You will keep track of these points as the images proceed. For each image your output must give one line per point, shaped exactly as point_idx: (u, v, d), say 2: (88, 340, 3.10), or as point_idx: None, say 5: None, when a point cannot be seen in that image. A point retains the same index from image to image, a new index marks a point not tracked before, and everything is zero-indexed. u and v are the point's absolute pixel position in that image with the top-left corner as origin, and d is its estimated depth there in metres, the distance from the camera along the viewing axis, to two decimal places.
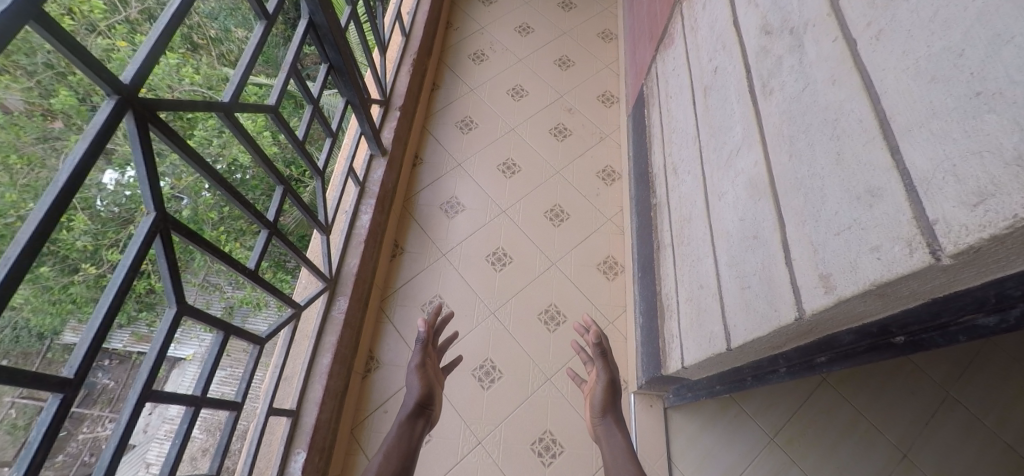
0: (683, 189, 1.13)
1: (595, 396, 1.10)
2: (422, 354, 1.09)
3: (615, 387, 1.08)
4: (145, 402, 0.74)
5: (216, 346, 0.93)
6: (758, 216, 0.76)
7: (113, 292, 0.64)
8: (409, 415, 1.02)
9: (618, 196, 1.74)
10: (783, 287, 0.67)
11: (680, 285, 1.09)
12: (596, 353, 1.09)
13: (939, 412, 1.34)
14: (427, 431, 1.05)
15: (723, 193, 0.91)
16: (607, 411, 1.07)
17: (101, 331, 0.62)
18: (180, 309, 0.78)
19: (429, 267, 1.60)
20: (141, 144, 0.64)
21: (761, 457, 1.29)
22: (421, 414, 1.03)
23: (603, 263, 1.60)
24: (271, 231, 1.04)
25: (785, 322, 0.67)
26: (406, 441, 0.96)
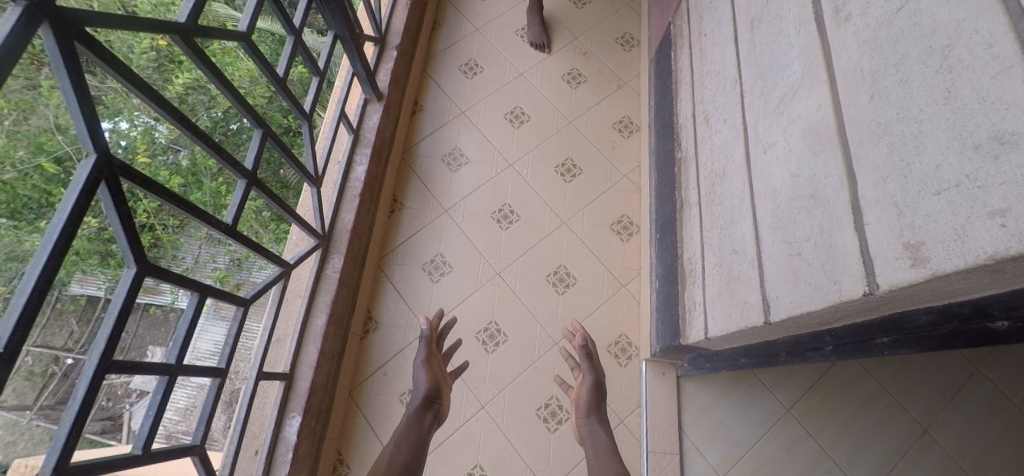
0: (716, 140, 1.00)
1: (580, 395, 1.02)
2: (428, 352, 1.03)
3: (602, 388, 1.01)
4: (105, 374, 0.65)
5: (192, 309, 0.84)
6: (820, 170, 0.64)
7: (48, 250, 0.54)
8: (419, 408, 0.97)
9: (635, 150, 1.60)
10: (851, 256, 0.56)
11: (708, 249, 0.98)
12: (582, 356, 1.01)
13: (964, 388, 1.27)
14: (438, 425, 1.00)
15: (770, 144, 0.78)
16: (591, 412, 1.01)
17: (35, 296, 0.52)
18: (140, 269, 0.69)
19: (431, 223, 1.50)
20: (65, 67, 0.53)
21: (776, 429, 1.23)
22: (429, 408, 0.98)
23: (617, 223, 1.49)
24: (250, 180, 0.93)
25: (850, 297, 0.56)
26: (416, 431, 0.93)
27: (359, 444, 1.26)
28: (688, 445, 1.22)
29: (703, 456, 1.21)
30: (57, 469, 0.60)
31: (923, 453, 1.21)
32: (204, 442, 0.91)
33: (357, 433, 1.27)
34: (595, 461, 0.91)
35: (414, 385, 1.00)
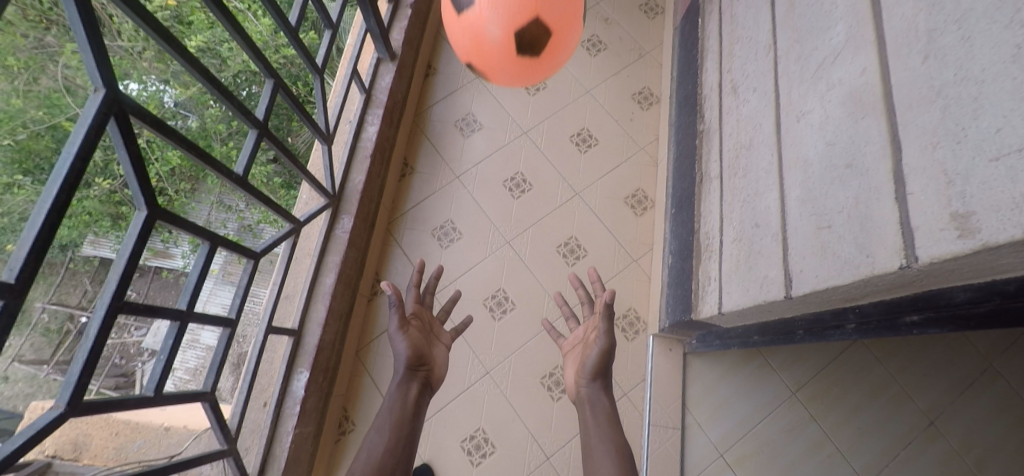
0: (744, 111, 0.96)
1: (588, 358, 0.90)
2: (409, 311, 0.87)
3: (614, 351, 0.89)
4: (117, 315, 0.65)
5: (203, 258, 0.83)
6: (860, 138, 0.61)
7: (59, 184, 0.52)
8: (403, 378, 0.84)
9: (654, 123, 1.55)
10: (888, 227, 0.54)
11: (727, 223, 0.95)
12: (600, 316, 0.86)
13: (975, 384, 1.25)
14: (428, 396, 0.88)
15: (804, 113, 0.74)
16: (597, 377, 0.90)
17: (47, 230, 0.51)
18: (151, 213, 0.67)
19: (441, 189, 1.47)
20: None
21: (782, 409, 1.22)
22: (415, 377, 0.85)
23: (631, 196, 1.46)
24: (261, 131, 0.90)
25: (882, 270, 0.54)
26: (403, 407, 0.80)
27: (363, 404, 1.27)
28: (691, 421, 1.22)
29: (705, 433, 1.21)
30: (73, 402, 0.61)
31: (928, 444, 1.20)
32: (214, 390, 0.92)
33: (362, 392, 1.28)
34: (594, 427, 0.84)
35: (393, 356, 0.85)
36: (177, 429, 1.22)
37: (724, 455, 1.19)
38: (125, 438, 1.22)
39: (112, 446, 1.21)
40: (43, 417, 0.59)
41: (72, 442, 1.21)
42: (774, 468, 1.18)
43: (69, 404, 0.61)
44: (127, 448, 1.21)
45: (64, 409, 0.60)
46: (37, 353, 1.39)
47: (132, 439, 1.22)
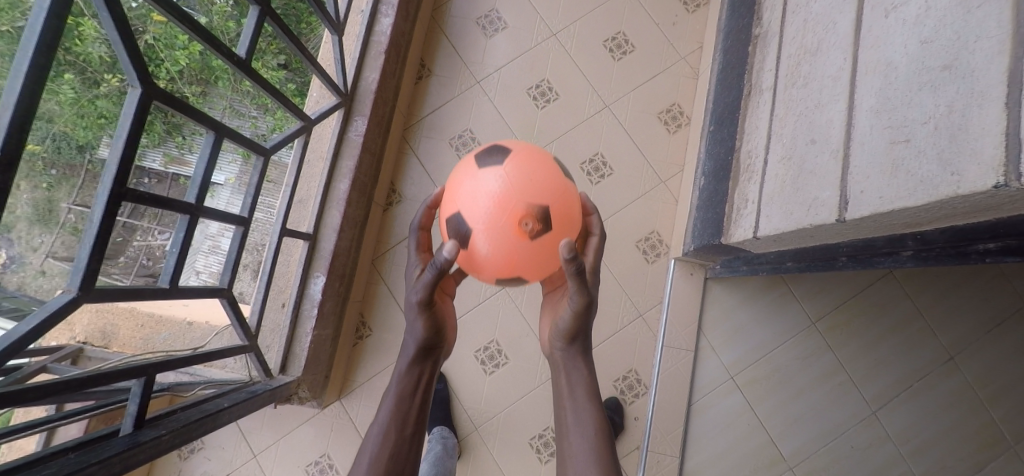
0: (815, 8, 0.83)
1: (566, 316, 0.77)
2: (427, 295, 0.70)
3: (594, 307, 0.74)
4: (121, 200, 0.62)
5: (210, 149, 0.78)
6: (967, 32, 0.51)
7: (35, 43, 0.47)
8: (415, 359, 0.77)
9: (699, 28, 1.39)
10: (986, 138, 0.46)
11: (776, 140, 0.87)
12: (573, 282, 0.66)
13: (1006, 322, 1.21)
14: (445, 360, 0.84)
15: (895, 5, 0.63)
16: (574, 339, 0.79)
17: (26, 97, 0.47)
18: (147, 91, 0.63)
19: (461, 95, 1.37)
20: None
21: (798, 338, 1.21)
22: (429, 358, 0.78)
23: (666, 112, 1.35)
24: (264, 9, 0.81)
25: (969, 190, 0.47)
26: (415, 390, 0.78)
27: (380, 311, 1.30)
28: (705, 344, 1.22)
29: (717, 356, 1.21)
30: (84, 288, 0.61)
31: (944, 377, 1.19)
32: (231, 287, 0.92)
33: (379, 300, 1.30)
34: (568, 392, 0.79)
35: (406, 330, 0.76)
36: (200, 323, 1.28)
37: (733, 378, 1.20)
38: (149, 330, 1.26)
39: (139, 337, 1.26)
40: (55, 302, 0.60)
41: (101, 331, 1.26)
42: (782, 392, 1.19)
43: (81, 290, 0.61)
44: (152, 339, 1.25)
45: (76, 294, 0.60)
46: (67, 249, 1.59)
47: (158, 331, 1.26)
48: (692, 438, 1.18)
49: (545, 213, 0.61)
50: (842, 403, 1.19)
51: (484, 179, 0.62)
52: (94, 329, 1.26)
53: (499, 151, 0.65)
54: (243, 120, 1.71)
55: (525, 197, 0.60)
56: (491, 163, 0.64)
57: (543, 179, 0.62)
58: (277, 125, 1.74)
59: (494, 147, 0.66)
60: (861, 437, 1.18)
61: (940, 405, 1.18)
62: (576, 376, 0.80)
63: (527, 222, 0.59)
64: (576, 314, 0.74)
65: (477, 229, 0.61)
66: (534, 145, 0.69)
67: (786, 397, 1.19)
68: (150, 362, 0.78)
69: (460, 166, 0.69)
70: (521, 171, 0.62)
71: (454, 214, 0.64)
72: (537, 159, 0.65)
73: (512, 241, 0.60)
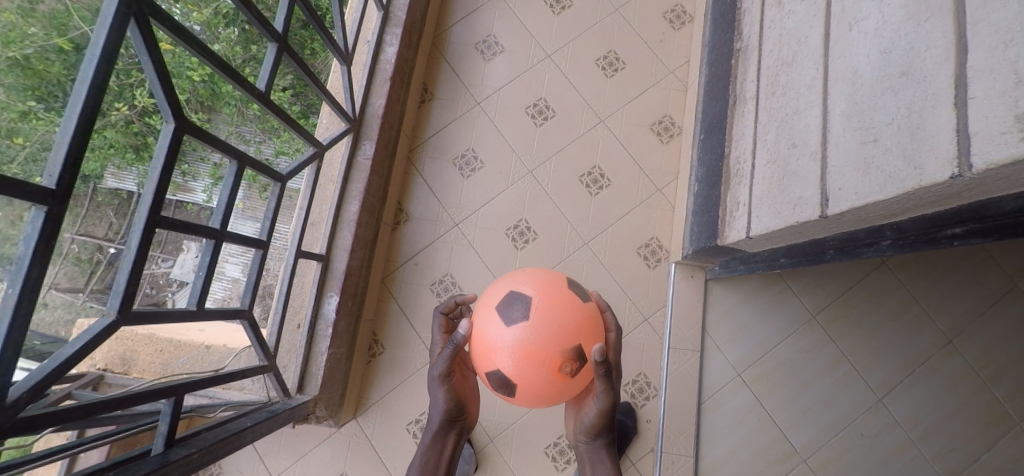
0: (788, 23, 0.90)
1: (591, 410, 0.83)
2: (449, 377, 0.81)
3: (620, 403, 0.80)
4: (155, 227, 0.68)
5: (232, 177, 0.84)
6: (920, 41, 0.57)
7: (87, 87, 0.53)
8: (438, 431, 0.88)
9: (686, 44, 1.46)
10: (939, 135, 0.51)
11: (761, 146, 0.92)
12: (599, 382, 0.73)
13: (999, 303, 1.26)
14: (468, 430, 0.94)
15: (857, 19, 0.69)
16: (598, 433, 0.86)
17: (80, 134, 0.52)
18: (179, 126, 0.68)
19: (462, 116, 1.44)
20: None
21: (798, 333, 1.25)
22: (449, 432, 0.89)
23: (658, 123, 1.41)
24: (281, 46, 0.88)
25: (930, 181, 0.52)
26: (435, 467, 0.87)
27: (392, 328, 1.34)
28: (709, 344, 1.26)
29: (723, 355, 1.25)
30: (122, 311, 0.66)
31: (943, 363, 1.23)
32: (252, 309, 0.97)
33: (390, 317, 1.34)
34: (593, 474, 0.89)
35: (431, 404, 0.87)
36: (217, 347, 1.31)
37: (740, 374, 1.24)
38: (169, 354, 1.30)
39: (159, 362, 1.30)
40: (97, 325, 0.64)
41: (121, 357, 1.30)
42: (788, 386, 1.23)
43: (119, 313, 0.66)
44: (172, 364, 1.29)
45: (115, 318, 0.66)
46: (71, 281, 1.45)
47: (175, 356, 1.30)
48: (703, 437, 1.21)
49: (578, 352, 0.65)
50: (847, 393, 1.22)
51: (510, 326, 0.65)
52: (113, 356, 1.30)
53: (520, 293, 0.67)
54: (250, 146, 1.81)
55: (558, 343, 0.63)
56: (516, 307, 0.66)
57: (571, 320, 0.65)
58: (282, 150, 1.85)
59: (513, 287, 0.69)
60: (870, 424, 1.20)
61: (944, 388, 1.21)
62: (600, 467, 0.88)
63: (565, 368, 0.64)
64: (598, 415, 0.81)
65: (515, 375, 0.65)
66: (548, 273, 0.71)
67: (792, 391, 1.22)
68: (178, 383, 0.83)
69: (482, 301, 0.72)
70: (547, 315, 0.65)
71: (487, 358, 0.67)
72: (560, 295, 0.68)
73: (551, 383, 0.65)
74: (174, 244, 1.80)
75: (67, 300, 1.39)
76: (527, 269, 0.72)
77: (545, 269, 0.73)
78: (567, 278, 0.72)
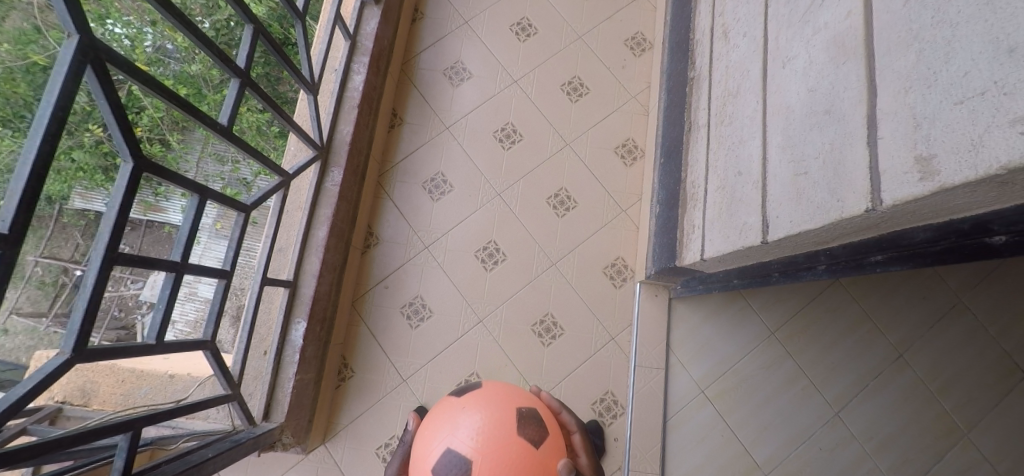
0: (733, 57, 0.95)
1: None
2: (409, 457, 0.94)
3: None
4: (111, 265, 0.67)
5: (194, 210, 0.84)
6: (839, 83, 0.61)
7: (41, 135, 0.53)
8: None
9: (646, 70, 1.52)
10: (856, 171, 0.56)
11: (712, 172, 0.97)
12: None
13: (945, 318, 1.32)
14: None
15: (790, 58, 0.75)
16: None
17: (33, 180, 0.53)
18: (137, 165, 0.68)
19: (431, 140, 1.46)
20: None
21: (759, 349, 1.29)
22: None
23: (622, 146, 1.46)
24: (244, 80, 0.90)
25: (850, 214, 0.56)
26: None
27: (362, 352, 1.33)
28: (673, 361, 1.29)
29: (687, 372, 1.28)
30: (77, 349, 0.65)
31: (895, 376, 1.28)
32: (214, 339, 0.95)
33: (360, 341, 1.34)
34: None
35: None
36: (181, 376, 1.28)
37: (704, 391, 1.27)
38: (130, 385, 1.26)
39: (120, 393, 1.25)
40: (50, 364, 0.63)
41: (80, 389, 1.24)
42: (749, 402, 1.26)
43: (74, 351, 0.65)
44: (134, 394, 1.25)
45: (69, 356, 0.64)
46: (34, 306, 1.33)
47: (138, 386, 1.26)
48: (669, 455, 1.23)
49: None
50: (807, 407, 1.26)
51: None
52: (73, 388, 1.23)
53: (466, 447, 0.73)
54: (226, 166, 1.77)
55: None
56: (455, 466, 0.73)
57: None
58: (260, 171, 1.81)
59: (453, 438, 0.75)
60: (828, 438, 1.24)
61: (896, 401, 1.26)
62: None
63: None
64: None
65: None
66: (499, 415, 0.77)
67: (753, 407, 1.26)
68: (136, 417, 0.81)
69: (426, 444, 0.78)
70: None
71: None
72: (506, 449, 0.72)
73: None
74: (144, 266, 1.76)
75: (29, 325, 1.31)
76: (473, 410, 0.77)
77: (496, 407, 0.78)
78: (519, 417, 0.77)
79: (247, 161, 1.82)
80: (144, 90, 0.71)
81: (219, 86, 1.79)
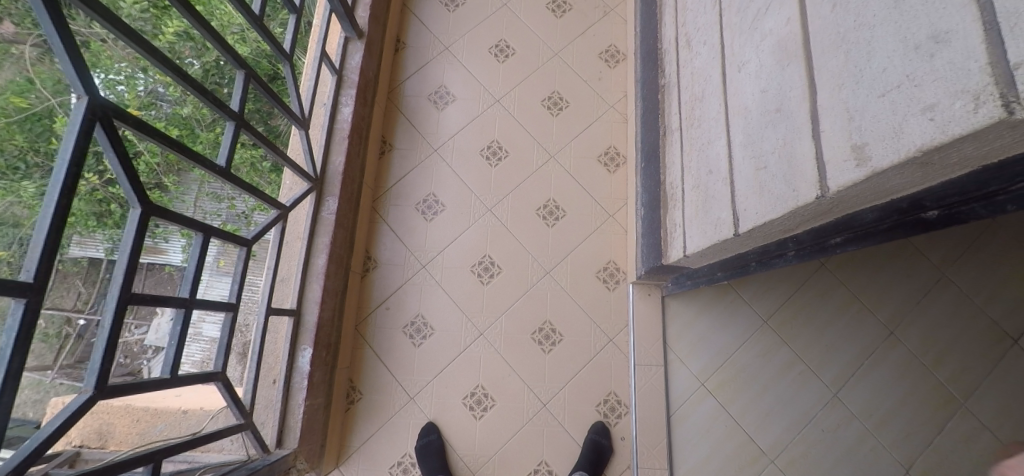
0: (697, 63, 1.01)
1: None
2: None
3: None
4: (127, 305, 0.72)
5: (199, 248, 0.89)
6: (786, 83, 0.67)
7: (59, 191, 0.59)
8: None
9: (621, 80, 1.59)
10: (805, 163, 0.61)
11: (687, 172, 1.02)
12: None
13: (931, 294, 1.36)
14: None
15: (744, 63, 0.81)
16: None
17: (54, 231, 0.58)
18: (146, 210, 0.73)
19: (421, 163, 1.52)
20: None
21: (753, 339, 1.33)
22: None
23: (604, 154, 1.52)
24: (239, 123, 0.95)
25: (804, 202, 0.61)
26: None
27: (369, 373, 1.36)
28: (671, 357, 1.32)
29: (685, 367, 1.32)
30: (98, 385, 0.69)
31: (887, 354, 1.32)
32: (225, 370, 0.99)
33: (366, 363, 1.37)
34: None
35: None
36: (194, 411, 1.30)
37: (703, 384, 1.30)
38: (146, 423, 1.28)
39: (136, 432, 1.28)
40: (75, 401, 0.67)
41: (98, 432, 1.27)
42: (749, 392, 1.29)
43: (96, 388, 0.69)
44: (150, 433, 1.27)
45: (92, 393, 0.69)
46: (41, 359, 1.60)
47: (153, 424, 1.28)
48: (674, 450, 1.26)
49: None
50: (805, 392, 1.29)
51: None
52: (90, 432, 1.27)
53: None
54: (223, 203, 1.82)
55: None
56: None
57: None
58: None
59: None
60: (828, 421, 1.27)
61: (891, 379, 1.30)
62: None
63: None
64: None
65: None
66: None
67: (753, 396, 1.29)
68: (156, 450, 0.85)
69: None
70: None
71: None
72: None
73: None
74: (146, 310, 1.78)
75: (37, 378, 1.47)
76: None
77: None
78: None
79: (243, 197, 1.87)
80: (148, 140, 0.76)
81: (212, 125, 1.86)
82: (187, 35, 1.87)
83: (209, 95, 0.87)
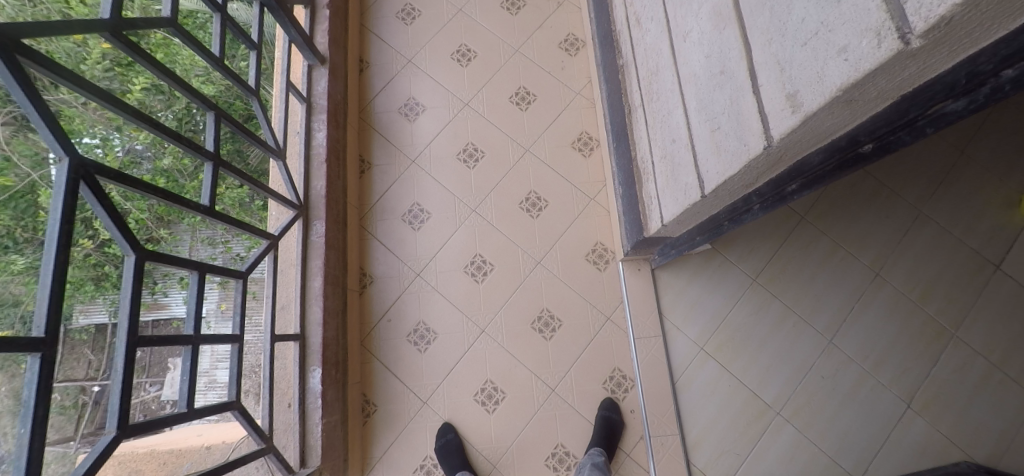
0: (647, 40, 1.05)
1: None
2: None
3: None
4: (136, 348, 0.75)
5: (196, 286, 0.92)
6: (725, 47, 0.70)
7: (55, 248, 0.62)
8: None
9: (584, 66, 1.62)
10: (751, 118, 0.64)
11: (653, 145, 1.05)
12: None
13: (911, 229, 1.40)
14: None
15: (688, 33, 0.84)
16: None
17: (57, 287, 0.61)
18: (139, 256, 0.76)
19: (401, 176, 1.55)
20: (6, 67, 0.58)
21: (746, 297, 1.37)
22: None
23: (578, 140, 1.55)
24: (216, 161, 0.98)
25: (754, 154, 0.64)
26: None
27: (380, 386, 1.39)
28: (669, 326, 1.36)
29: (685, 333, 1.35)
30: (121, 426, 0.72)
31: (876, 293, 1.35)
32: (239, 398, 1.02)
33: (376, 376, 1.40)
34: None
35: None
36: (217, 445, 1.34)
37: (704, 347, 1.34)
38: (172, 465, 1.31)
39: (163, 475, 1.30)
40: (100, 444, 0.70)
41: None
42: (749, 348, 1.33)
43: (119, 428, 0.72)
44: (177, 473, 1.30)
45: (116, 433, 0.71)
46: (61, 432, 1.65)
47: (179, 464, 1.32)
48: (684, 414, 1.30)
49: None
50: (803, 340, 1.33)
51: None
52: None
53: None
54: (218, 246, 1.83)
55: None
56: None
57: None
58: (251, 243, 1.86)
59: None
60: (828, 364, 1.31)
61: (884, 315, 1.34)
62: None
63: None
64: None
65: None
66: None
67: (753, 352, 1.33)
68: None
69: None
70: None
71: None
72: None
73: None
74: (159, 366, 1.81)
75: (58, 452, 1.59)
76: None
77: None
78: None
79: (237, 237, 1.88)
80: (132, 191, 0.79)
81: (194, 173, 1.89)
82: (155, 88, 1.90)
83: (184, 139, 0.89)
